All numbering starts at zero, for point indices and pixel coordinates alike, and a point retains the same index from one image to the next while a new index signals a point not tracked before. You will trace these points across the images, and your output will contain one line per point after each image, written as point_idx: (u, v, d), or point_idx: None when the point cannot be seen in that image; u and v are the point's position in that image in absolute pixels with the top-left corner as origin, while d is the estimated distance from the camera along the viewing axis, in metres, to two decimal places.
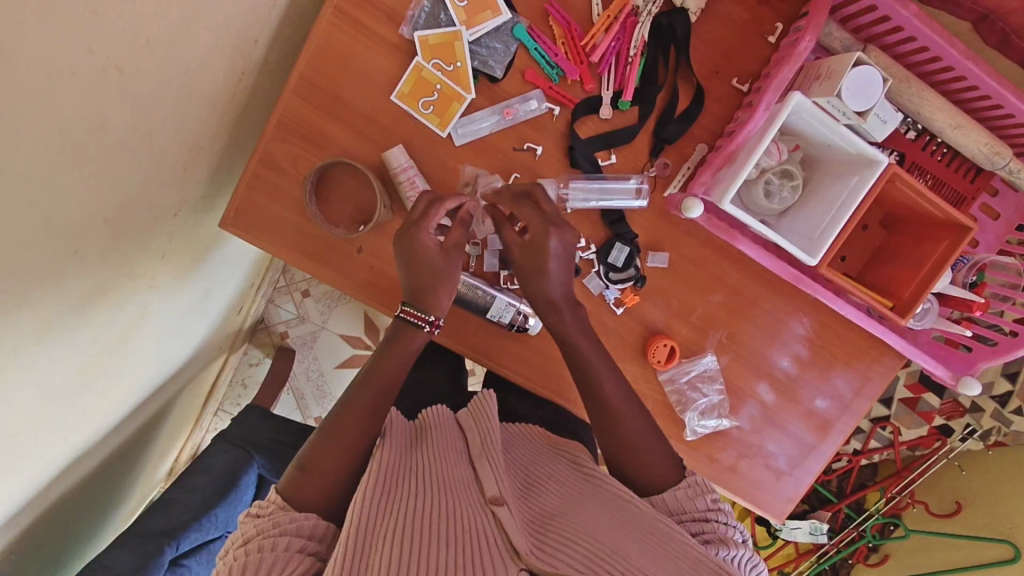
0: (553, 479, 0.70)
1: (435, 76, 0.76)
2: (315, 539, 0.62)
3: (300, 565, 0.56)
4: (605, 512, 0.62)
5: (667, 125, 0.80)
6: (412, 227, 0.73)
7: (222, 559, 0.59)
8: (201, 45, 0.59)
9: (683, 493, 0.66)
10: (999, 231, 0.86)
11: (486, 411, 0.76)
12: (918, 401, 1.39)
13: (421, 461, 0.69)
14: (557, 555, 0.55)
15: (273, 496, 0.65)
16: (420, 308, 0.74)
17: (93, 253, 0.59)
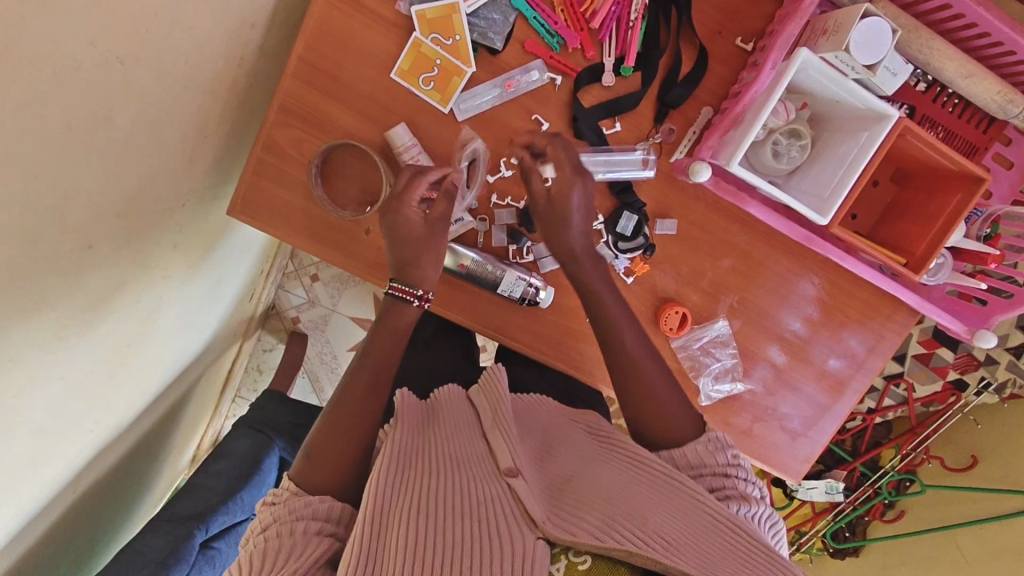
0: (567, 446, 0.72)
1: (434, 51, 0.75)
2: (332, 519, 0.64)
3: (319, 548, 0.58)
4: (620, 477, 0.64)
5: (671, 90, 0.79)
6: (396, 200, 0.73)
7: (243, 546, 0.62)
8: (198, 30, 0.59)
9: (702, 447, 0.68)
10: (1012, 181, 0.85)
11: (496, 384, 0.77)
12: (931, 356, 1.38)
13: (434, 439, 0.71)
14: (572, 520, 0.57)
15: (286, 483, 0.66)
16: (405, 281, 0.74)
17: (105, 248, 0.59)
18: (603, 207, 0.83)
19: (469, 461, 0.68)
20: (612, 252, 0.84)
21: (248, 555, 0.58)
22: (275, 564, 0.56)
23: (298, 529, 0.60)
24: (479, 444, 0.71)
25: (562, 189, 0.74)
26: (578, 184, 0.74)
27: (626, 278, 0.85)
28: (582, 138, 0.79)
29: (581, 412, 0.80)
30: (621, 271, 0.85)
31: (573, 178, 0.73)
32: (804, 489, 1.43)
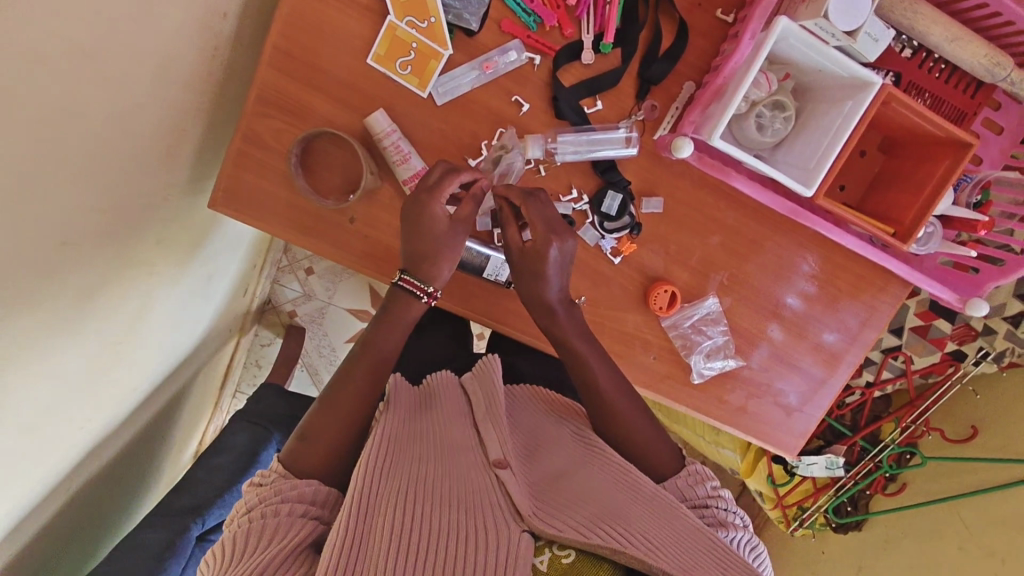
0: (555, 444, 0.74)
1: (410, 35, 0.74)
2: (319, 502, 0.64)
3: (304, 529, 0.59)
4: (605, 482, 0.66)
5: (651, 65, 0.78)
6: (423, 195, 0.72)
7: (228, 526, 0.62)
8: (168, 20, 0.58)
9: (682, 482, 0.71)
10: (1003, 146, 0.84)
11: (490, 375, 0.79)
12: (929, 328, 1.36)
13: (424, 426, 0.72)
14: (558, 517, 0.59)
15: (274, 465, 0.66)
16: (420, 277, 0.73)
17: (87, 245, 0.59)
18: (588, 187, 0.82)
19: (459, 450, 0.69)
20: (597, 232, 0.83)
21: (233, 535, 0.59)
22: (259, 545, 0.57)
23: (284, 510, 0.61)
24: (469, 433, 0.72)
25: (536, 247, 0.73)
26: (553, 244, 0.73)
27: (614, 258, 0.85)
28: (564, 118, 0.78)
29: (567, 405, 0.82)
30: (607, 251, 0.84)
31: (546, 239, 0.73)
32: (804, 466, 1.45)
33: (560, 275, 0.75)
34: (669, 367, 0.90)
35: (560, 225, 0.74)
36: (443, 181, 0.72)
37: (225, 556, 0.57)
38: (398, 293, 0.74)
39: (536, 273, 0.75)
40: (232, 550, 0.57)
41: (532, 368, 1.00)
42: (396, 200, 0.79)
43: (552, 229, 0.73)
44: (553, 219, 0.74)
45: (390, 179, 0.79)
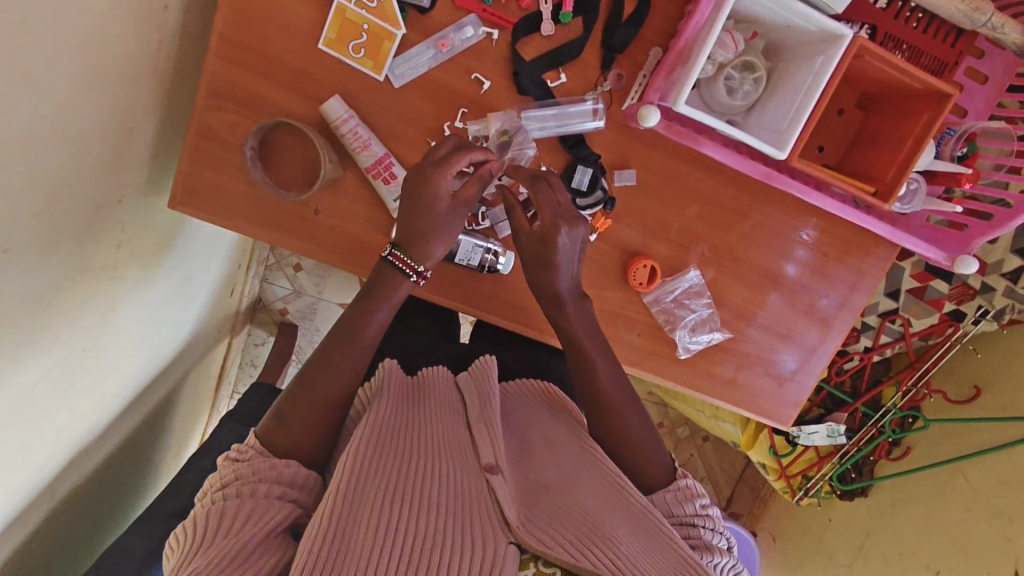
0: (549, 446, 0.73)
1: (360, 16, 0.72)
2: (295, 485, 0.63)
3: (279, 514, 0.58)
4: (596, 495, 0.65)
5: (614, 32, 0.75)
6: (430, 168, 0.70)
7: (200, 500, 0.61)
8: (97, 13, 0.55)
9: (670, 497, 0.71)
10: (988, 95, 0.81)
11: (485, 374, 0.77)
12: (926, 289, 1.34)
13: (414, 420, 0.70)
14: (546, 531, 0.58)
15: (251, 441, 0.65)
16: (410, 254, 0.72)
17: (30, 250, 0.57)
18: (557, 163, 0.80)
19: (448, 450, 0.67)
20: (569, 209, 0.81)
21: (206, 511, 0.58)
22: (231, 526, 0.55)
23: (260, 491, 0.59)
24: (461, 432, 0.70)
25: (546, 233, 0.73)
26: (564, 230, 0.73)
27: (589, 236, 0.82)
28: (526, 94, 0.76)
29: (562, 401, 0.80)
30: None
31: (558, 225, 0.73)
32: (805, 434, 1.42)
33: (570, 262, 0.76)
34: (654, 344, 0.88)
35: (569, 211, 0.74)
36: (454, 156, 0.71)
37: (197, 532, 0.56)
38: (387, 270, 0.72)
39: (543, 259, 0.75)
40: (205, 527, 0.56)
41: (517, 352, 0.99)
42: (360, 188, 0.77)
43: (560, 215, 0.73)
44: (564, 207, 0.74)
45: (352, 167, 0.76)
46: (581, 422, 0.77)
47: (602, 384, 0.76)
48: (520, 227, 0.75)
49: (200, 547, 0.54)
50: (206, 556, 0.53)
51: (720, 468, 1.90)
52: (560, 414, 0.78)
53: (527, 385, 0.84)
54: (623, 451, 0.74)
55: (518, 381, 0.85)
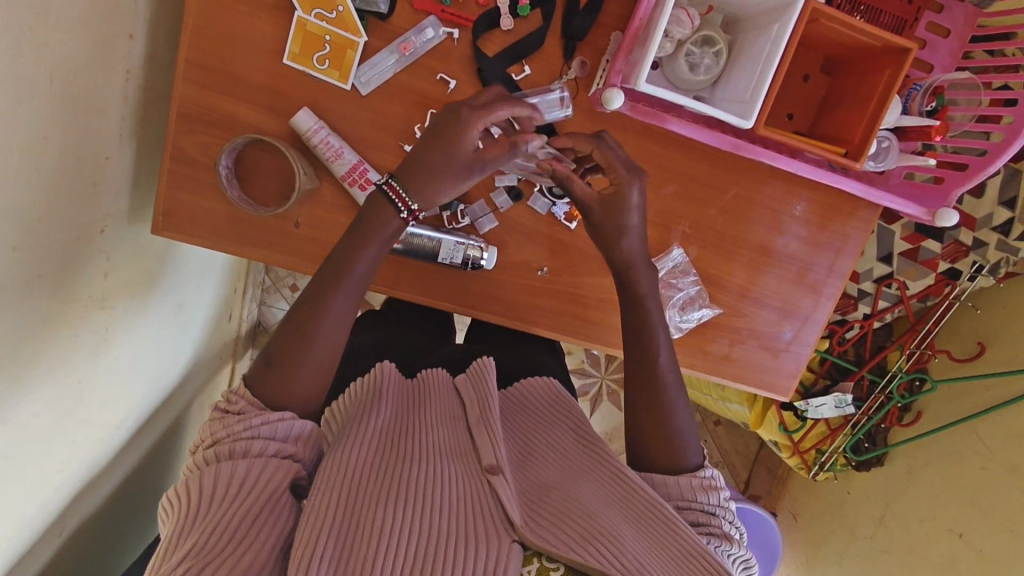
0: (552, 450, 0.72)
1: (321, 28, 0.73)
2: (290, 439, 0.65)
3: (277, 475, 0.60)
4: (601, 495, 0.65)
5: (573, 20, 0.75)
6: (466, 114, 0.69)
7: (192, 456, 0.63)
8: (59, 46, 0.57)
9: (695, 484, 0.71)
10: (952, 48, 0.82)
11: (484, 377, 0.77)
12: (919, 250, 1.32)
13: (412, 426, 0.70)
14: (549, 531, 0.58)
15: (242, 391, 0.67)
16: (406, 186, 0.69)
17: (12, 284, 0.58)
18: None
19: (448, 453, 0.66)
20: (548, 200, 0.84)
21: (202, 472, 0.60)
22: (229, 491, 0.58)
23: (255, 449, 0.61)
24: (462, 438, 0.70)
25: (617, 187, 0.74)
26: (635, 180, 0.74)
27: (568, 224, 0.85)
28: (492, 89, 0.77)
29: (568, 403, 0.80)
30: (560, 218, 0.85)
31: (628, 175, 0.73)
32: (813, 407, 1.42)
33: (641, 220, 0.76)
34: None
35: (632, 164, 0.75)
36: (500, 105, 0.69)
37: (195, 491, 0.58)
38: (381, 198, 0.70)
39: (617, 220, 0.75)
40: (201, 486, 0.58)
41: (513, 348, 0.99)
42: (337, 197, 0.78)
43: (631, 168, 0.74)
44: (628, 159, 0.74)
45: (328, 177, 0.78)
46: (584, 420, 0.76)
47: (647, 355, 0.77)
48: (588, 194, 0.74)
49: (200, 507, 0.57)
50: (206, 523, 0.55)
51: (735, 451, 1.91)
52: (563, 416, 0.78)
53: (530, 385, 0.84)
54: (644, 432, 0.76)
55: (519, 384, 0.85)
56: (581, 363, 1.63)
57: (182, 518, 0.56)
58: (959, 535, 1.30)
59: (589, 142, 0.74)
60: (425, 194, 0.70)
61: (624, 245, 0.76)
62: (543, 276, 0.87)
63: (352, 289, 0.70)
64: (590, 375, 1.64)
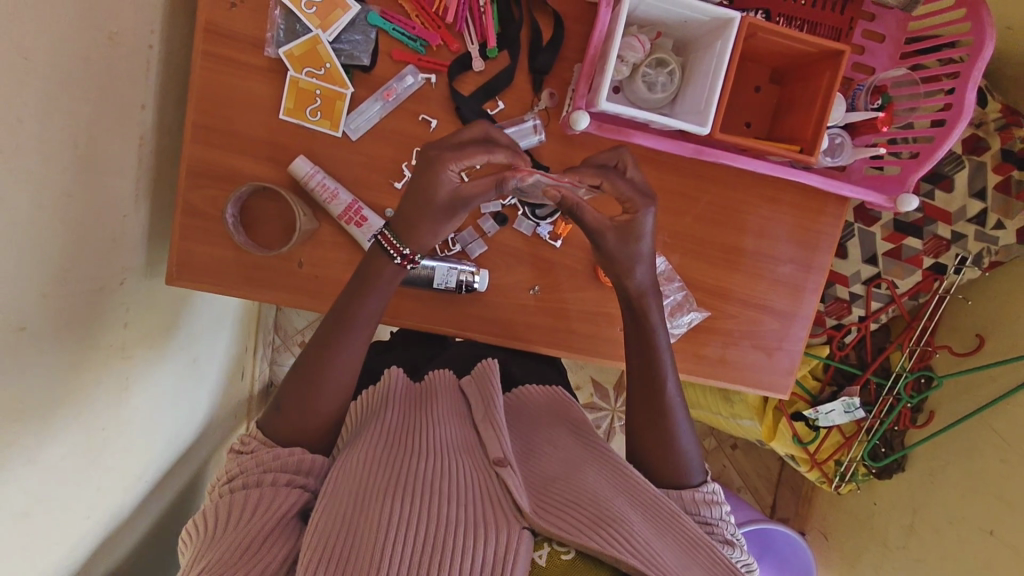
0: (555, 445, 0.78)
1: (311, 84, 0.81)
2: (303, 471, 0.70)
3: (287, 501, 0.66)
4: (603, 484, 0.71)
5: (538, 57, 0.83)
6: (439, 153, 0.70)
7: (212, 493, 0.70)
8: (82, 113, 0.64)
9: (697, 498, 0.78)
10: (889, 51, 0.89)
11: (488, 379, 0.81)
12: (902, 249, 1.33)
13: (421, 422, 0.75)
14: (557, 517, 0.64)
15: (254, 433, 0.73)
16: (398, 236, 0.73)
17: (40, 332, 0.63)
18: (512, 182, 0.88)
19: (456, 449, 0.72)
20: (532, 222, 0.89)
21: (222, 501, 0.66)
22: (244, 515, 0.63)
23: (266, 481, 0.67)
24: (469, 436, 0.76)
25: (632, 215, 0.76)
26: (650, 207, 0.76)
27: (554, 242, 0.90)
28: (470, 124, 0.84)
29: (567, 406, 0.86)
30: (546, 237, 0.90)
31: (642, 203, 0.75)
32: (823, 414, 1.40)
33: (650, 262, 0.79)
34: None
35: (639, 188, 0.76)
36: (472, 146, 0.70)
37: (214, 518, 0.64)
38: (376, 250, 0.74)
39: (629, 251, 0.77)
40: (219, 513, 0.64)
41: (525, 370, 0.96)
42: (336, 236, 0.84)
43: (640, 191, 0.75)
44: (640, 183, 0.76)
45: (326, 218, 0.84)
46: (587, 426, 0.83)
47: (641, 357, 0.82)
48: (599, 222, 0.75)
49: (218, 530, 0.63)
50: (221, 543, 0.61)
51: (756, 473, 1.88)
52: (563, 419, 0.84)
53: (527, 392, 0.89)
54: (645, 429, 0.82)
55: (520, 389, 0.89)
56: (590, 398, 1.64)
57: (202, 542, 0.62)
58: (990, 533, 1.24)
59: (597, 175, 0.74)
60: (415, 238, 0.74)
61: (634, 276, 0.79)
62: (536, 295, 0.91)
63: (351, 313, 0.74)
64: (601, 408, 1.64)
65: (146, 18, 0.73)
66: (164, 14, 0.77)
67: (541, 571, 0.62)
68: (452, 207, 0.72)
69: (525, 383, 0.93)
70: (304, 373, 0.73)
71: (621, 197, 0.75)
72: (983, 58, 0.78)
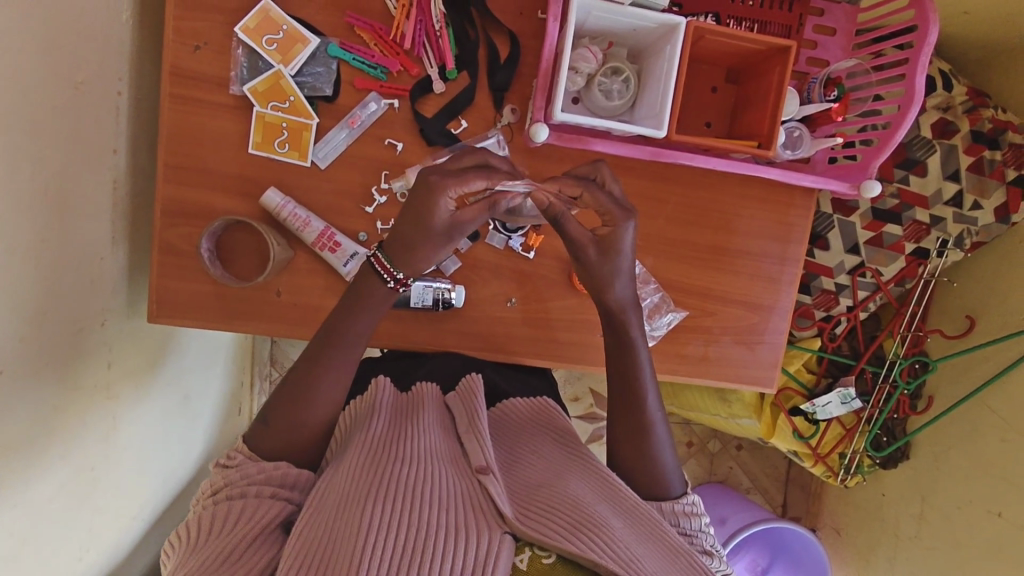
0: (540, 453, 0.79)
1: (277, 117, 0.83)
2: (288, 484, 0.72)
3: (271, 511, 0.68)
4: (586, 489, 0.72)
5: (496, 75, 0.86)
6: (439, 183, 0.68)
7: (198, 504, 0.71)
8: (52, 161, 0.66)
9: (678, 509, 0.78)
10: (841, 43, 0.91)
11: (472, 391, 0.82)
12: (883, 237, 1.25)
13: (405, 431, 0.75)
14: (538, 522, 0.65)
15: (240, 447, 0.74)
16: (390, 259, 0.73)
17: (19, 375, 0.65)
18: None
19: (440, 458, 0.72)
20: (503, 235, 0.90)
21: (207, 512, 0.68)
22: (227, 525, 0.66)
23: (249, 492, 0.69)
24: (454, 446, 0.76)
25: (613, 228, 0.75)
26: (629, 220, 0.75)
27: (526, 254, 0.91)
28: (434, 144, 0.86)
29: (552, 415, 0.86)
30: (518, 249, 0.91)
31: (621, 217, 0.74)
32: (820, 408, 1.34)
33: (629, 272, 0.79)
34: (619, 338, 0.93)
35: (623, 202, 0.76)
36: (472, 173, 0.69)
37: (199, 528, 0.66)
38: (369, 272, 0.74)
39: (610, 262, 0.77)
40: (204, 523, 0.67)
41: (511, 383, 0.93)
42: (312, 263, 0.86)
43: (621, 207, 0.75)
44: (619, 197, 0.75)
45: (301, 246, 0.85)
46: (572, 431, 0.83)
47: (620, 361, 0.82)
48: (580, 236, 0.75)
49: (201, 539, 0.65)
50: (205, 552, 0.63)
51: (765, 475, 1.82)
52: (549, 426, 0.84)
53: (513, 405, 0.87)
54: (629, 436, 0.81)
55: (503, 402, 0.88)
56: (591, 408, 1.63)
57: (189, 546, 0.65)
58: (998, 515, 1.16)
59: (578, 186, 0.74)
60: (409, 264, 0.74)
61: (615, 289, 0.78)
62: (513, 306, 0.92)
63: (325, 336, 0.75)
64: (601, 418, 1.63)
65: (112, 66, 0.76)
66: (131, 61, 0.79)
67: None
68: (447, 237, 0.72)
69: (511, 394, 0.91)
70: (284, 399, 0.74)
71: (605, 215, 0.75)
72: (929, 43, 0.80)
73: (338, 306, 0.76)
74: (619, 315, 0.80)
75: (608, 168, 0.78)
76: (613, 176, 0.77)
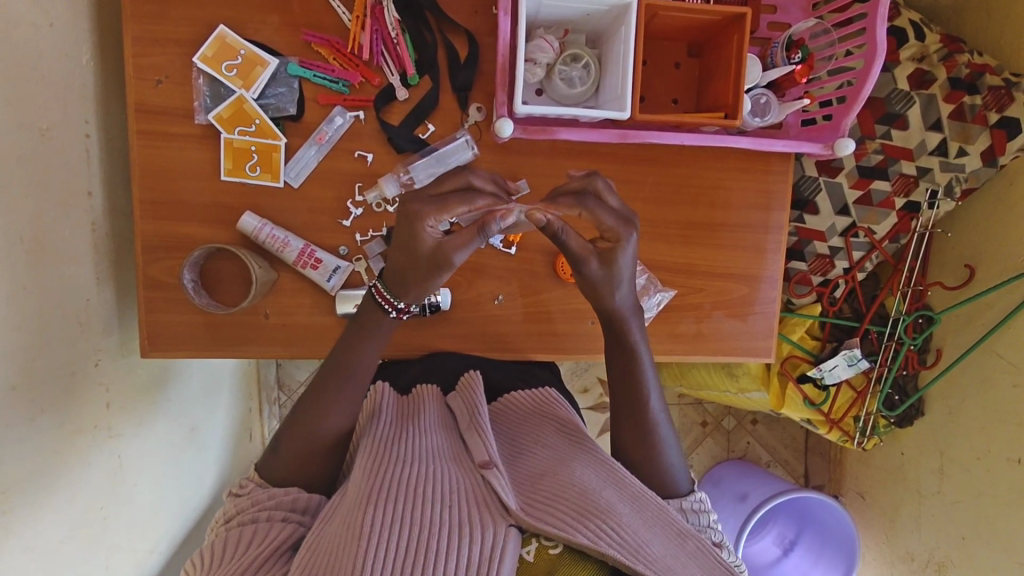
0: (544, 444, 0.78)
1: (246, 142, 0.83)
2: (299, 509, 0.73)
3: (282, 532, 0.68)
4: (591, 475, 0.71)
5: (457, 75, 0.86)
6: (425, 206, 0.69)
7: (211, 534, 0.72)
8: (25, 210, 0.66)
9: (686, 506, 0.77)
10: (800, 4, 0.92)
11: (472, 388, 0.82)
12: (872, 194, 1.22)
13: (407, 433, 0.76)
14: (542, 512, 0.65)
15: (250, 476, 0.75)
16: (390, 289, 0.74)
17: (14, 421, 0.65)
18: None
19: (441, 457, 0.72)
20: None
21: (219, 540, 0.69)
22: (236, 551, 0.66)
23: (260, 516, 0.70)
24: (455, 444, 0.76)
25: (614, 242, 0.74)
26: (630, 233, 0.74)
27: (508, 249, 0.91)
28: (404, 151, 0.86)
29: (556, 406, 0.85)
30: (498, 245, 0.91)
31: (623, 231, 0.73)
32: (827, 371, 1.31)
33: (631, 283, 0.77)
34: None
35: (621, 210, 0.75)
36: (455, 198, 0.70)
37: (211, 553, 0.68)
38: (369, 301, 0.75)
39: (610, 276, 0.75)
40: (215, 550, 0.68)
41: (506, 375, 0.94)
42: (297, 282, 0.87)
43: (620, 216, 0.74)
44: (620, 211, 0.74)
45: (283, 267, 0.86)
46: (575, 421, 0.82)
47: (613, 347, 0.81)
48: (587, 253, 0.74)
49: (212, 565, 0.66)
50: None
51: (783, 446, 1.81)
52: (551, 418, 0.84)
53: (514, 397, 0.87)
54: (633, 420, 0.80)
55: (505, 395, 0.89)
56: (601, 399, 1.63)
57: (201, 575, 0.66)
58: (1018, 462, 1.14)
59: (575, 204, 0.73)
60: (405, 291, 0.73)
61: (613, 294, 0.76)
62: (501, 303, 0.92)
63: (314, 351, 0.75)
64: None
65: (77, 110, 0.77)
66: (96, 102, 0.80)
67: (529, 568, 0.63)
68: (440, 265, 0.69)
69: (509, 389, 0.91)
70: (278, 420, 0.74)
71: (604, 225, 0.74)
72: None
73: (341, 338, 0.77)
74: (615, 322, 0.79)
75: (604, 179, 0.77)
76: (609, 187, 0.76)
